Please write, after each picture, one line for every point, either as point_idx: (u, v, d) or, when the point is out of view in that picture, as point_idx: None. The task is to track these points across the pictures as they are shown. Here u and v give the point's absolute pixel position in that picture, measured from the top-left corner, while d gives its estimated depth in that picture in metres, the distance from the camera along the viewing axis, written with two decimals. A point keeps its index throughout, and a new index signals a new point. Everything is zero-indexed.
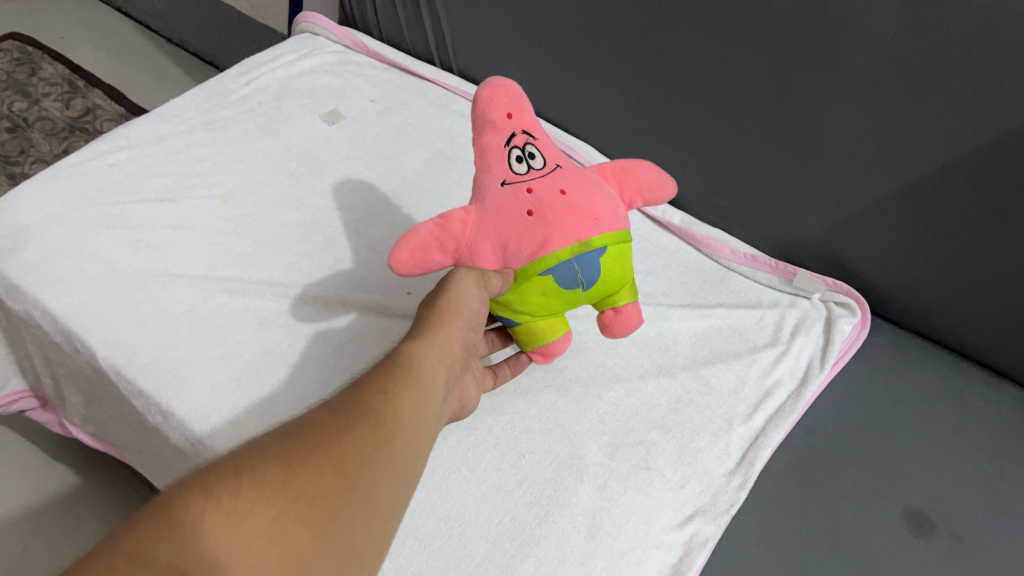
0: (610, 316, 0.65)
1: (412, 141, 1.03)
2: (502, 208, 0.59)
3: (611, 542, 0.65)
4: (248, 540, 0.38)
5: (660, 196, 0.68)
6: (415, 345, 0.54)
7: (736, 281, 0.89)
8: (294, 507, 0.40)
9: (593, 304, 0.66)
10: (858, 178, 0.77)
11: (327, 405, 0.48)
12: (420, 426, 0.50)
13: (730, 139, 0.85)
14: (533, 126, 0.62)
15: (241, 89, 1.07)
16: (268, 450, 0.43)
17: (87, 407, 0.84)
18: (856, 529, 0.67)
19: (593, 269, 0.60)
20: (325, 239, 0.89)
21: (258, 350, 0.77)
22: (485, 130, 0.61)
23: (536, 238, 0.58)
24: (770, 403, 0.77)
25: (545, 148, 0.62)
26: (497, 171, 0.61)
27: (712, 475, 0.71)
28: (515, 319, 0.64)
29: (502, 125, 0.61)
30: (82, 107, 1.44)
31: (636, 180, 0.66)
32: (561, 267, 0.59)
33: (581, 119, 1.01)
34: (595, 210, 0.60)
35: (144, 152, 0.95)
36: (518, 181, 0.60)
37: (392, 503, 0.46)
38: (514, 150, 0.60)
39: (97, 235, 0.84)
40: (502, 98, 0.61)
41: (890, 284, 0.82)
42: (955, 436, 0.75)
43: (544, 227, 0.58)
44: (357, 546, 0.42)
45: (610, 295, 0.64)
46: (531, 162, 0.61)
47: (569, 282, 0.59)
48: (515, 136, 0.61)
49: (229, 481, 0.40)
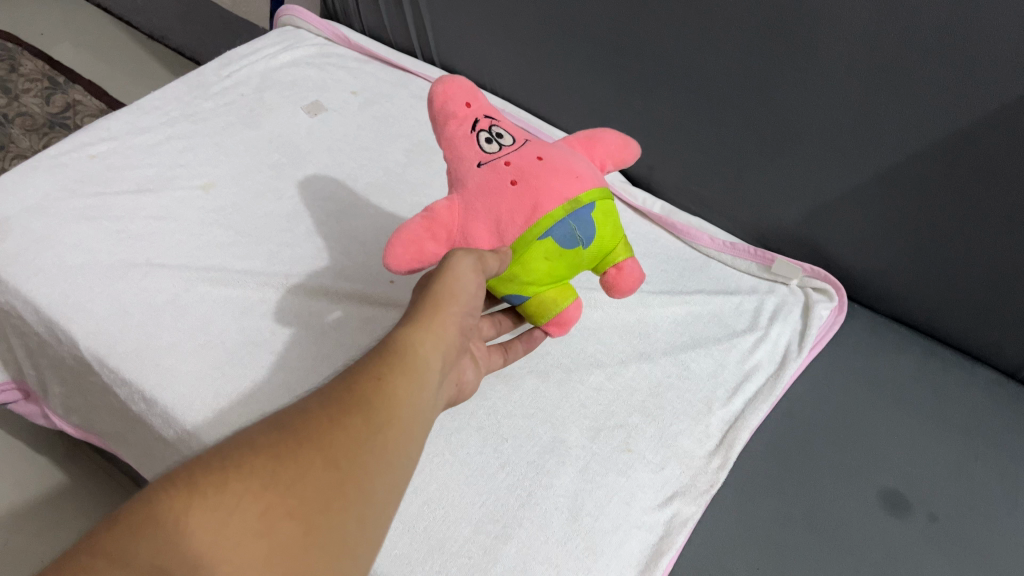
0: (612, 276, 0.65)
1: (394, 132, 1.03)
2: (485, 185, 0.60)
3: (593, 523, 0.66)
4: (234, 538, 0.39)
5: (628, 156, 0.68)
6: (411, 330, 0.53)
7: (715, 268, 0.90)
8: (282, 503, 0.41)
9: (594, 269, 0.66)
10: (835, 167, 0.78)
11: (323, 388, 0.48)
12: (417, 411, 0.50)
13: (707, 128, 0.86)
14: (492, 113, 0.65)
15: (223, 82, 1.07)
16: (260, 440, 0.43)
17: (70, 398, 0.84)
18: (834, 509, 0.68)
19: (589, 224, 0.60)
20: (308, 229, 0.89)
21: (241, 338, 0.77)
22: (448, 124, 0.64)
23: (527, 204, 0.59)
24: (749, 386, 0.78)
25: (509, 129, 0.65)
26: (470, 154, 0.62)
27: (692, 457, 0.72)
28: (522, 294, 0.63)
29: (464, 114, 0.63)
30: (62, 103, 1.44)
31: (605, 143, 0.67)
32: (559, 226, 0.59)
33: (562, 110, 1.02)
34: (574, 170, 0.61)
35: (125, 144, 0.95)
36: (493, 157, 0.61)
37: (388, 491, 0.46)
38: (481, 134, 0.63)
39: (79, 226, 0.84)
40: (457, 90, 0.64)
41: (866, 271, 0.84)
42: (930, 417, 0.76)
43: (532, 189, 0.59)
44: (351, 537, 0.43)
45: (608, 254, 0.64)
46: (500, 140, 0.63)
47: (570, 241, 0.59)
48: (478, 121, 0.63)
49: (216, 476, 0.40)
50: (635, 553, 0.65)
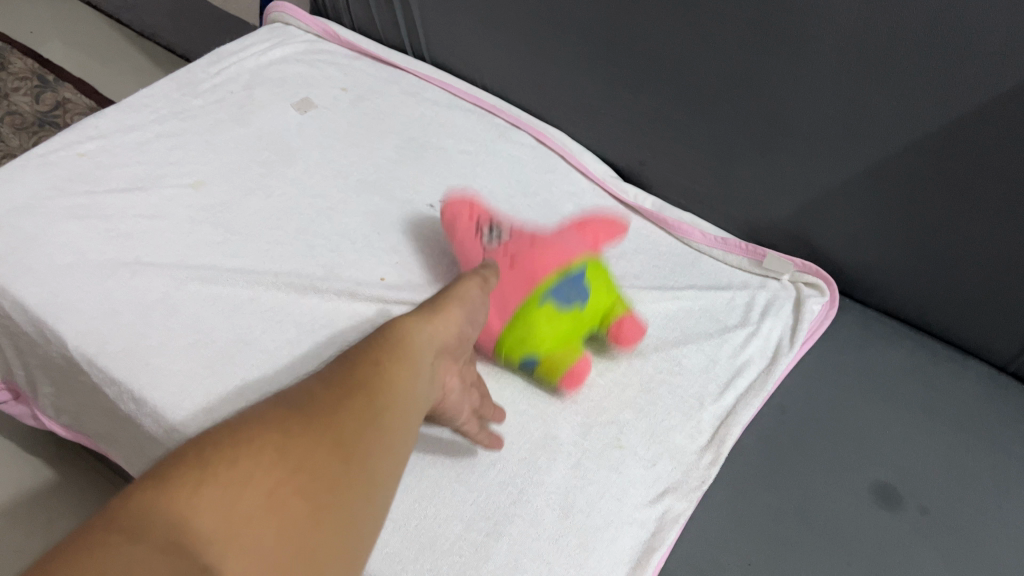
0: (615, 330, 0.75)
1: (385, 129, 1.03)
2: (488, 274, 0.72)
3: (584, 519, 0.66)
4: (249, 511, 0.39)
5: (617, 233, 0.78)
6: (409, 322, 0.56)
7: (707, 264, 0.90)
8: (292, 478, 0.41)
9: (597, 328, 0.76)
10: (826, 160, 0.78)
11: (320, 378, 0.50)
12: (413, 400, 0.52)
13: (699, 123, 0.86)
14: (493, 214, 0.79)
15: (212, 79, 1.06)
16: (265, 422, 0.44)
17: (59, 397, 0.84)
18: (825, 503, 0.68)
19: (582, 288, 0.71)
20: (298, 226, 0.89)
21: (231, 337, 0.77)
22: (457, 238, 0.78)
23: (524, 283, 0.70)
24: (740, 381, 0.78)
25: (506, 224, 0.78)
26: (476, 252, 0.76)
27: (683, 452, 0.72)
28: (535, 359, 0.71)
29: (469, 217, 0.78)
30: (52, 101, 1.44)
31: (593, 225, 0.77)
32: (556, 290, 0.69)
33: (553, 106, 1.01)
34: (565, 249, 0.72)
35: (114, 142, 0.95)
36: (493, 252, 0.74)
37: (390, 471, 0.47)
38: (483, 234, 0.76)
39: (67, 225, 0.84)
40: (462, 205, 0.79)
41: (857, 265, 0.84)
42: (921, 410, 0.76)
43: (527, 263, 0.71)
44: (358, 511, 0.43)
45: (607, 314, 0.75)
46: (499, 236, 0.76)
47: (568, 301, 0.70)
48: (480, 222, 0.77)
49: (224, 455, 0.41)
50: (627, 550, 0.65)
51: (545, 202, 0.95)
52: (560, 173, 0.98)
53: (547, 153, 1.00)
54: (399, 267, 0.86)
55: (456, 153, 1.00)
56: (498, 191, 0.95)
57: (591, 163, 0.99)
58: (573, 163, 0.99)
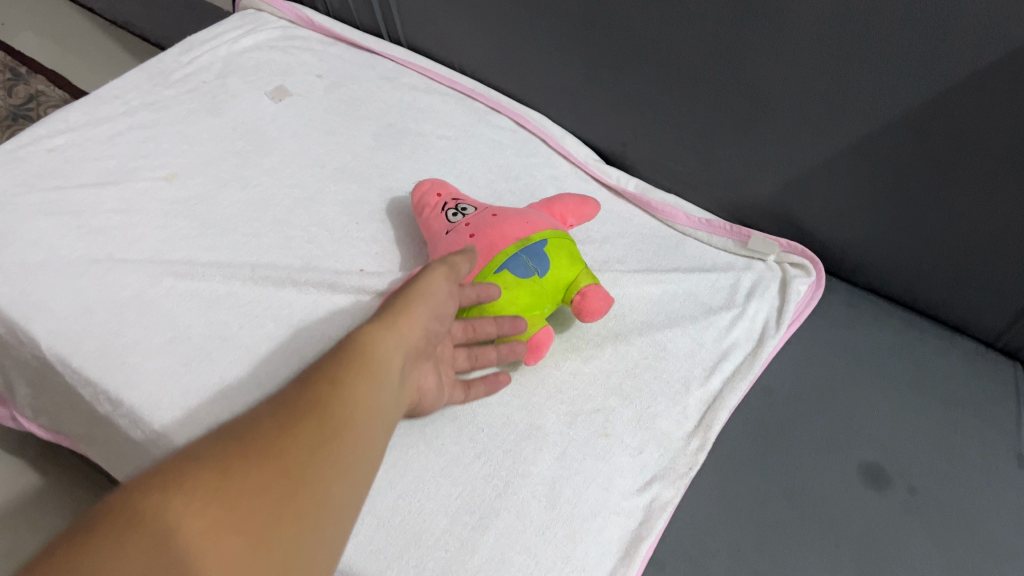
0: (580, 302, 0.73)
1: (361, 115, 1.01)
2: (451, 244, 0.75)
3: (571, 509, 0.65)
4: (173, 562, 0.36)
5: (588, 212, 0.82)
6: (371, 326, 0.52)
7: (691, 246, 0.88)
8: (225, 520, 0.38)
9: (565, 301, 0.74)
10: (808, 136, 0.77)
11: (273, 396, 0.46)
12: (372, 414, 0.48)
13: (680, 102, 0.84)
14: (460, 196, 0.81)
15: (184, 68, 1.04)
16: (206, 454, 0.41)
17: (36, 399, 0.83)
18: (813, 487, 0.68)
19: (541, 256, 0.72)
20: (275, 218, 0.87)
21: (208, 332, 0.75)
22: (425, 212, 0.81)
23: (485, 247, 0.72)
24: (727, 364, 0.77)
25: (474, 203, 0.80)
26: (439, 226, 0.78)
27: (670, 438, 0.71)
28: None
29: (435, 202, 0.81)
30: (25, 94, 1.42)
31: (563, 203, 0.80)
32: (513, 260, 0.71)
33: (532, 87, 0.99)
34: (526, 218, 0.75)
35: (84, 136, 0.92)
36: (456, 224, 0.77)
37: (347, 494, 0.44)
38: (449, 212, 0.79)
39: (38, 222, 0.82)
40: (429, 188, 0.82)
41: (843, 242, 0.83)
42: (910, 389, 0.75)
43: (486, 236, 0.73)
44: (305, 549, 0.40)
45: (571, 283, 0.73)
46: (463, 212, 0.78)
47: (524, 270, 0.71)
48: (446, 203, 0.80)
49: (149, 501, 0.38)
50: (615, 539, 0.65)
51: (527, 186, 0.93)
52: (541, 157, 0.97)
53: (527, 137, 0.99)
54: (379, 256, 0.84)
55: (435, 138, 0.98)
56: (479, 176, 0.94)
57: (573, 145, 0.97)
58: (554, 146, 0.97)
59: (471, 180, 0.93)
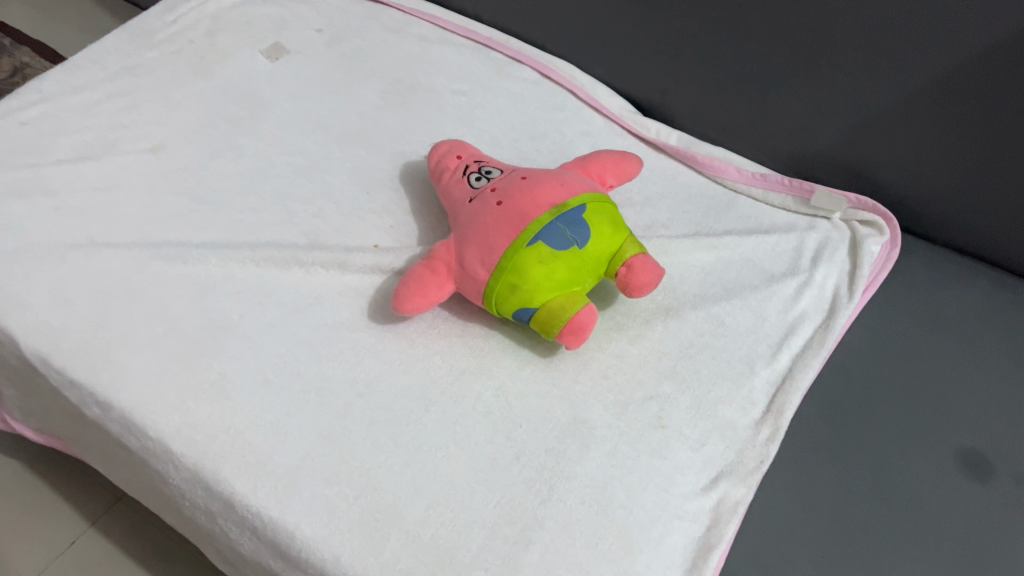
0: (626, 274, 0.64)
1: (367, 72, 0.91)
2: (475, 212, 0.65)
3: (626, 516, 0.56)
4: None
5: (629, 170, 0.72)
6: None
7: (744, 205, 0.78)
8: None
9: (608, 274, 0.65)
10: (881, 72, 0.67)
11: None
12: None
13: (726, 41, 0.74)
14: (483, 158, 0.72)
15: (169, 27, 0.94)
16: None
17: (24, 401, 0.74)
18: (905, 481, 0.59)
19: (579, 224, 0.62)
20: (276, 190, 0.78)
21: (204, 324, 0.66)
22: (444, 176, 0.71)
23: (515, 214, 0.63)
24: (795, 340, 0.67)
25: (499, 165, 0.71)
26: (460, 193, 0.68)
27: (736, 428, 0.62)
28: (529, 307, 0.62)
29: (455, 165, 0.71)
30: (8, 67, 1.32)
31: (601, 160, 0.71)
32: (548, 229, 0.61)
33: (556, 32, 0.89)
34: (560, 180, 0.65)
35: (60, 106, 0.83)
36: (481, 190, 0.67)
37: None
38: (471, 176, 0.69)
39: (10, 204, 0.73)
40: (447, 149, 0.73)
41: (920, 195, 0.73)
42: (1005, 361, 0.66)
43: (516, 201, 0.64)
44: None
45: (615, 254, 0.64)
46: (487, 176, 0.68)
47: (561, 241, 0.61)
48: (467, 166, 0.70)
49: None
50: (678, 550, 0.56)
51: (555, 144, 0.83)
52: (569, 111, 0.87)
53: (552, 89, 0.89)
54: (394, 230, 0.75)
55: (449, 95, 0.88)
56: (501, 135, 0.84)
57: (604, 97, 0.87)
58: (584, 98, 0.87)
59: (493, 140, 0.83)
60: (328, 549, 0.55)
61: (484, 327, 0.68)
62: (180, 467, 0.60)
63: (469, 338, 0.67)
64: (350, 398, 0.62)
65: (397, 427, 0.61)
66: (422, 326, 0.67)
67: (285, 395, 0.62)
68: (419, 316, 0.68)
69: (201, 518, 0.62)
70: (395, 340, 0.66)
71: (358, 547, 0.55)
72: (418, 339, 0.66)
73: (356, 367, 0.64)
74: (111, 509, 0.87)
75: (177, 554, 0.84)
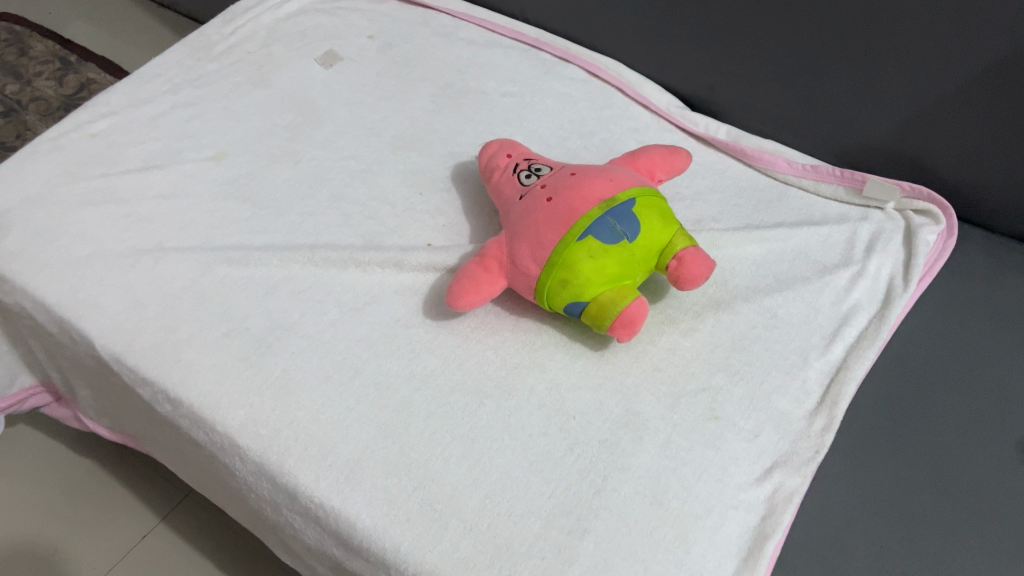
0: (677, 267, 0.64)
1: (418, 77, 0.93)
2: (526, 209, 0.66)
3: (681, 506, 0.57)
4: None
5: (678, 164, 0.72)
6: None
7: (795, 197, 0.78)
8: None
9: (659, 266, 0.66)
10: (935, 60, 0.66)
11: None
12: None
13: (774, 35, 0.74)
14: (533, 156, 0.73)
15: (227, 39, 0.97)
16: None
17: (97, 400, 0.78)
18: (966, 471, 0.58)
19: (629, 218, 0.63)
20: (331, 193, 0.80)
21: (266, 323, 0.69)
22: (494, 175, 0.73)
23: (564, 210, 0.64)
24: (849, 332, 0.67)
25: (548, 163, 0.72)
26: (511, 191, 0.70)
27: (790, 419, 0.62)
28: (581, 301, 0.63)
29: (505, 165, 0.73)
30: (76, 83, 1.38)
31: (650, 155, 0.71)
32: (598, 224, 0.62)
33: (604, 32, 0.90)
34: (608, 175, 0.66)
35: (127, 118, 0.86)
36: (531, 187, 0.68)
37: None
38: (521, 174, 0.70)
39: (83, 213, 0.76)
40: (497, 149, 0.74)
41: (978, 183, 0.72)
42: None
43: (566, 197, 0.65)
44: None
45: (666, 247, 0.65)
46: (537, 173, 0.70)
47: (611, 235, 0.62)
48: (517, 164, 0.72)
49: None
50: (734, 539, 0.56)
51: (604, 141, 0.84)
52: (617, 108, 0.87)
53: (600, 87, 0.89)
54: (446, 229, 0.77)
55: (498, 96, 0.89)
56: (550, 135, 0.85)
57: (653, 93, 0.87)
58: (632, 95, 0.88)
59: (542, 139, 0.84)
60: (388, 538, 0.57)
61: (537, 322, 0.69)
62: (246, 461, 0.62)
63: (521, 333, 0.68)
64: (406, 393, 0.64)
65: (453, 420, 0.62)
66: (475, 322, 0.69)
67: (344, 391, 0.64)
68: (472, 313, 0.70)
69: (267, 509, 0.64)
70: (449, 336, 0.68)
71: (417, 537, 0.56)
72: (472, 335, 0.68)
73: (412, 363, 0.66)
74: (180, 504, 0.91)
75: (242, 549, 0.87)
